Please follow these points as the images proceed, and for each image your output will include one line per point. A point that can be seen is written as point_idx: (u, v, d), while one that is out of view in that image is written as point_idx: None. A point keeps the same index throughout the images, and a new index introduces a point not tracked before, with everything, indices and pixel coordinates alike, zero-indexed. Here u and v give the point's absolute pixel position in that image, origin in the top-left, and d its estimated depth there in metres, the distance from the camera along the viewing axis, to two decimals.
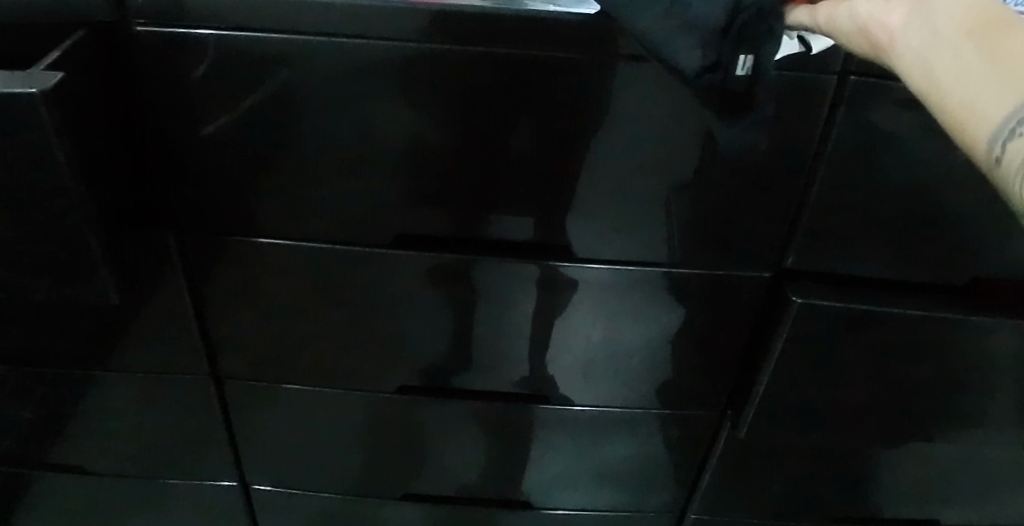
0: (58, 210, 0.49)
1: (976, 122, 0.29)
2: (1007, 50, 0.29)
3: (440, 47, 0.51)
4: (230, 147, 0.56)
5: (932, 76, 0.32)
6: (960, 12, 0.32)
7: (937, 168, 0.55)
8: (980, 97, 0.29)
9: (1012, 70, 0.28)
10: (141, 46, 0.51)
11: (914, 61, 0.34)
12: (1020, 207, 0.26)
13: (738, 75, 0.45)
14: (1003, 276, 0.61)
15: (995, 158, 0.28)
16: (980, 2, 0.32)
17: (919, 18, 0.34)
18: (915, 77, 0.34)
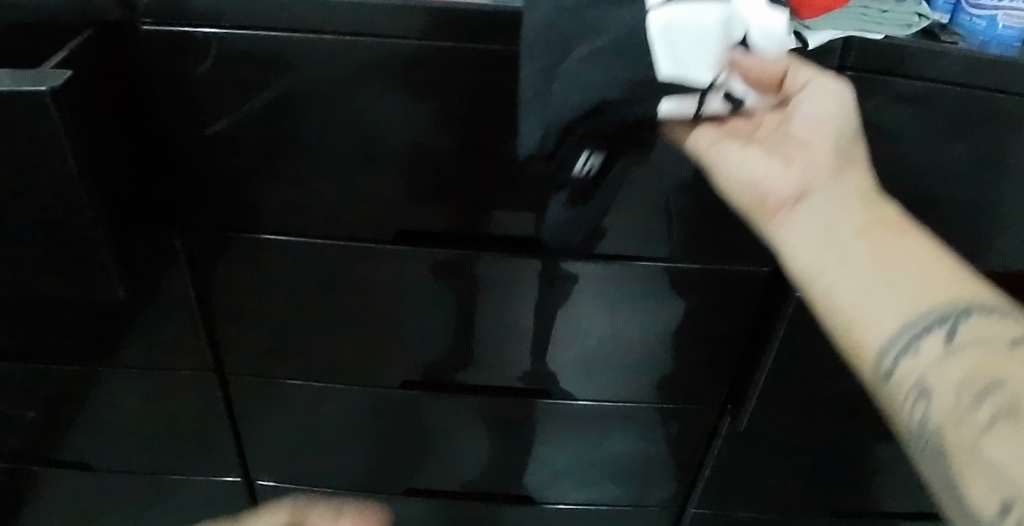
0: (68, 210, 0.50)
1: (865, 330, 0.40)
2: (890, 267, 0.40)
3: (445, 46, 0.52)
4: (235, 146, 0.56)
5: (828, 269, 0.42)
6: (855, 214, 0.42)
7: (932, 163, 0.56)
8: (871, 309, 0.40)
9: (898, 290, 0.40)
10: (148, 45, 0.52)
11: (807, 248, 0.43)
12: (897, 409, 0.38)
13: (577, 168, 0.51)
14: (1000, 270, 0.62)
15: (884, 371, 0.39)
16: (864, 209, 0.43)
17: (820, 209, 0.43)
18: (811, 262, 0.43)
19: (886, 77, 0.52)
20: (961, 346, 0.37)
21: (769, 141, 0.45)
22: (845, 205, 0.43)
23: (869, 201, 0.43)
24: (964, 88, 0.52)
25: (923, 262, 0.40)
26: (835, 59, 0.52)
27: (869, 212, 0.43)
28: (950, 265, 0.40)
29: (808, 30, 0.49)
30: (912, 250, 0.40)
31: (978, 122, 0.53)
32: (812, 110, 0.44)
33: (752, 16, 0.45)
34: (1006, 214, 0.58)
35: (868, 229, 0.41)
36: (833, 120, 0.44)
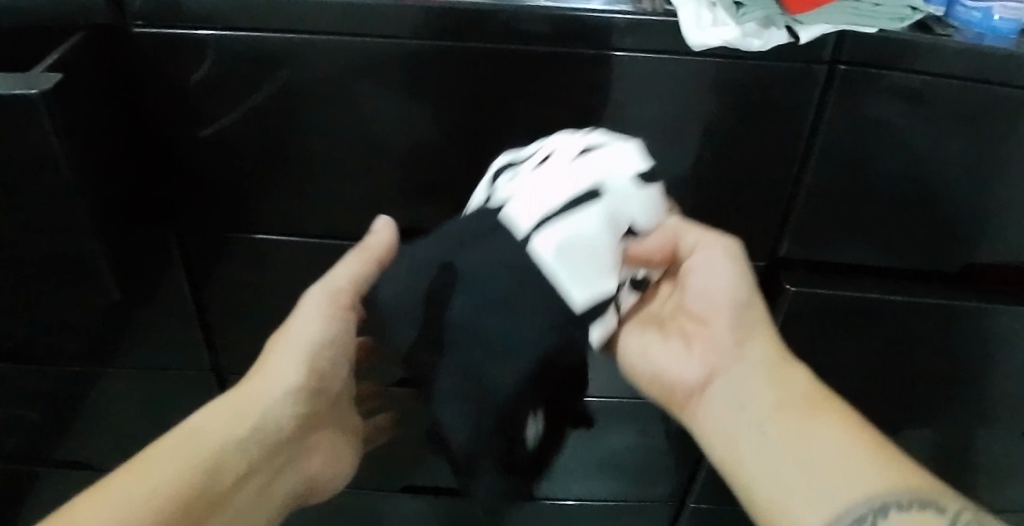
0: (63, 212, 0.50)
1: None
2: (793, 447, 0.48)
3: (436, 44, 0.52)
4: (229, 148, 0.57)
5: (754, 475, 0.49)
6: (758, 389, 0.51)
7: (929, 156, 0.55)
8: (792, 514, 0.46)
9: (806, 480, 0.46)
10: (141, 47, 0.52)
11: (722, 432, 0.52)
12: None
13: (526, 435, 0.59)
14: (998, 263, 0.61)
15: None
16: (763, 377, 0.52)
17: (727, 392, 0.53)
18: (723, 447, 0.52)
19: (880, 70, 0.52)
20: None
21: (678, 328, 0.55)
22: (757, 363, 0.52)
23: (775, 375, 0.51)
24: (959, 81, 0.52)
25: (840, 449, 0.46)
26: (829, 53, 0.51)
27: (772, 380, 0.51)
28: (846, 416, 0.48)
29: (801, 24, 0.50)
30: (822, 421, 0.48)
31: (975, 114, 0.53)
32: (711, 276, 0.51)
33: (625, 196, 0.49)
34: (1003, 207, 0.57)
35: (783, 414, 0.50)
36: (730, 290, 0.52)
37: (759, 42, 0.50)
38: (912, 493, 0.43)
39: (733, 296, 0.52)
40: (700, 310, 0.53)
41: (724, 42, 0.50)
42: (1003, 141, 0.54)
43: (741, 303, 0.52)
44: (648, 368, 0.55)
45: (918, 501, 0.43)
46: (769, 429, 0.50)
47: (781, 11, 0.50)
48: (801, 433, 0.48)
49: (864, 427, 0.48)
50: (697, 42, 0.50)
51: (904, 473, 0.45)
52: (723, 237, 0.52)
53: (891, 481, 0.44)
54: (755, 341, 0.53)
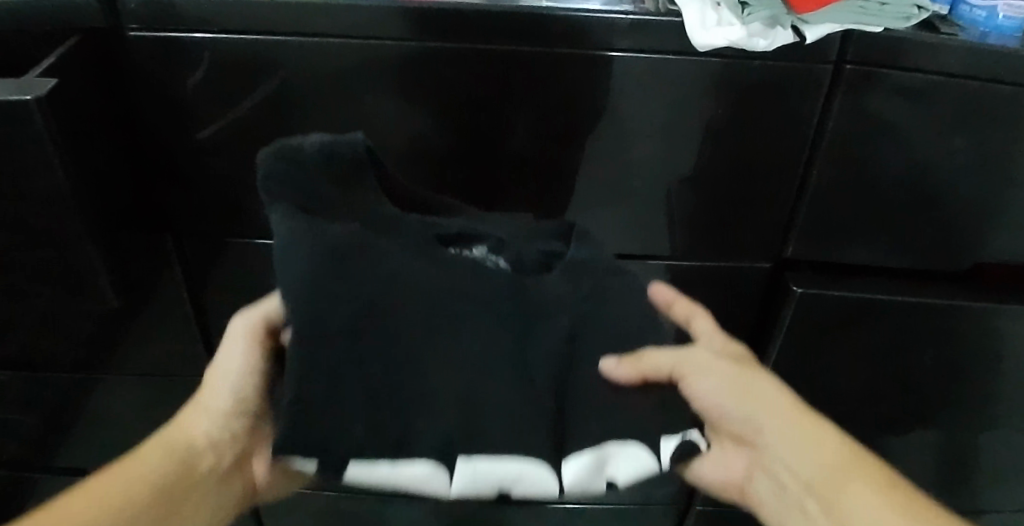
0: (59, 220, 0.49)
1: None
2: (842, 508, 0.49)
3: (437, 46, 0.51)
4: (227, 152, 0.56)
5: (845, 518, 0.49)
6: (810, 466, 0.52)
7: (936, 156, 0.55)
8: None
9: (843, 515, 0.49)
10: (136, 51, 0.51)
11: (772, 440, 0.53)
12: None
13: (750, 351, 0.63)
14: (1003, 262, 0.61)
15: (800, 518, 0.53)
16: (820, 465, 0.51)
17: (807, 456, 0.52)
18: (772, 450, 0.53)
19: (885, 69, 0.51)
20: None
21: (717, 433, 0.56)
22: (804, 453, 0.52)
23: (810, 447, 0.52)
24: (966, 80, 0.51)
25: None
26: (834, 53, 0.51)
27: (823, 471, 0.51)
28: (882, 484, 0.50)
29: (806, 24, 0.49)
30: (850, 488, 0.50)
31: (982, 113, 0.53)
32: (707, 386, 0.52)
33: (523, 480, 0.45)
34: (1010, 206, 0.57)
35: (821, 485, 0.51)
36: (763, 396, 0.53)
37: (766, 41, 0.50)
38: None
39: (761, 400, 0.53)
40: (737, 428, 0.54)
41: (730, 42, 0.49)
42: (1010, 140, 0.54)
43: (781, 428, 0.53)
44: (714, 467, 0.57)
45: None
46: (810, 503, 0.51)
47: (787, 11, 0.50)
48: (838, 508, 0.50)
49: (892, 488, 0.49)
50: (702, 41, 0.49)
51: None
52: (710, 370, 0.52)
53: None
54: (778, 423, 0.53)
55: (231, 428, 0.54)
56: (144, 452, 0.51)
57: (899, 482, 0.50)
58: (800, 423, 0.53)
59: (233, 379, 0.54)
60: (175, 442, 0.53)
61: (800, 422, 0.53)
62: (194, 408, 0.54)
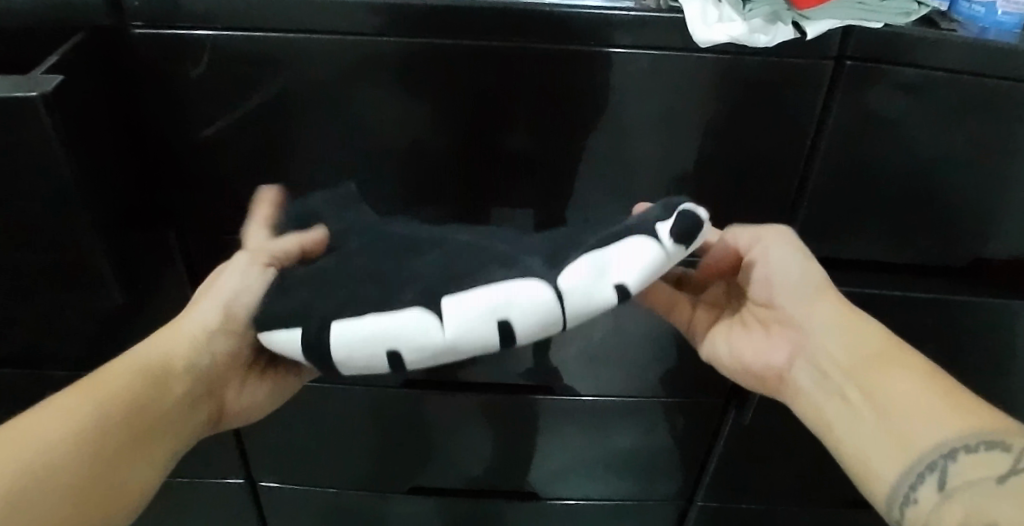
0: (64, 215, 0.49)
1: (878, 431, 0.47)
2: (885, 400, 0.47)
3: (439, 42, 0.51)
4: (230, 149, 0.56)
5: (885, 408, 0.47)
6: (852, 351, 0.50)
7: (936, 150, 0.55)
8: (877, 442, 0.47)
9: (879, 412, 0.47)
10: (140, 48, 0.51)
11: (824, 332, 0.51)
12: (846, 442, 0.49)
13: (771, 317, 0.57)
14: (1004, 257, 0.61)
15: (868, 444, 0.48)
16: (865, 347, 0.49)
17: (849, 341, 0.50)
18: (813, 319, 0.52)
19: (885, 65, 0.52)
20: (957, 483, 0.43)
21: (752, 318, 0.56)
22: (849, 329, 0.50)
23: (856, 334, 0.50)
24: (966, 76, 0.52)
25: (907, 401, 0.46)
26: (835, 48, 0.51)
27: (858, 345, 0.50)
28: (924, 366, 0.48)
29: (807, 20, 0.50)
30: (894, 369, 0.48)
31: (982, 108, 0.53)
32: (772, 267, 0.53)
33: (512, 304, 0.43)
34: (1010, 200, 0.57)
35: (856, 368, 0.49)
36: (794, 272, 0.53)
37: (766, 37, 0.50)
38: (984, 434, 0.43)
39: (799, 277, 0.53)
40: (764, 299, 0.54)
41: (731, 37, 0.49)
42: (1010, 135, 0.54)
43: (823, 308, 0.52)
44: (753, 351, 0.55)
45: (984, 441, 0.43)
46: (847, 389, 0.49)
47: (787, 8, 0.51)
48: (872, 389, 0.48)
49: (934, 378, 0.47)
50: (703, 37, 0.49)
51: (975, 419, 0.44)
52: (759, 248, 0.54)
53: (964, 427, 0.44)
54: (822, 301, 0.52)
55: (215, 353, 0.51)
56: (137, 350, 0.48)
57: (943, 372, 0.48)
58: (832, 299, 0.52)
59: (246, 296, 0.52)
60: (151, 358, 0.48)
61: (840, 305, 0.52)
62: (191, 325, 0.50)
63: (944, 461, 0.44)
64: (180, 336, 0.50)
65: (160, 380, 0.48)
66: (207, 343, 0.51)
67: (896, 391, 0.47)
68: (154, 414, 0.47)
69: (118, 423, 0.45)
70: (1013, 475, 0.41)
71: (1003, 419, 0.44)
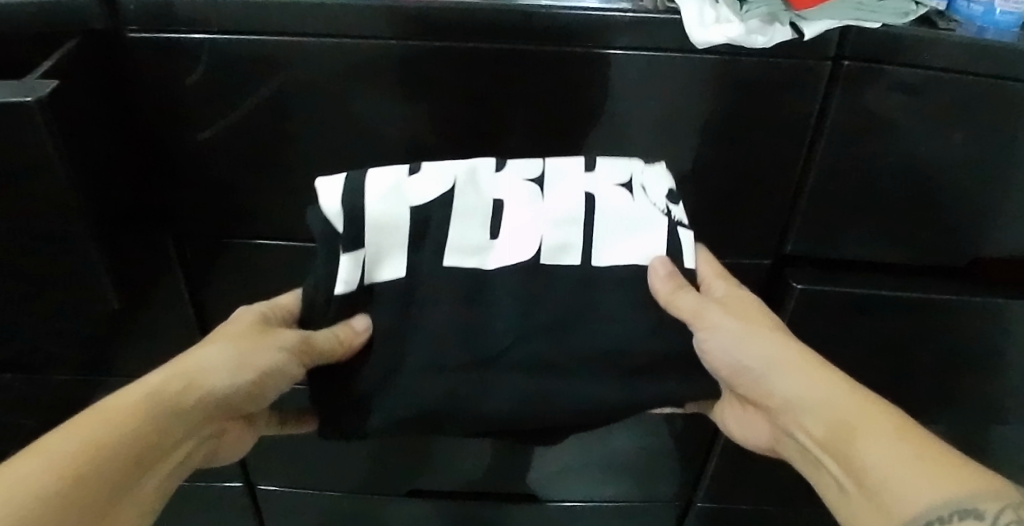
0: (60, 221, 0.49)
1: (860, 510, 0.45)
2: (863, 473, 0.44)
3: (435, 46, 0.51)
4: (227, 152, 0.56)
5: (862, 479, 0.44)
6: (825, 422, 0.48)
7: (935, 151, 0.55)
8: (858, 517, 0.45)
9: (861, 487, 0.44)
10: (135, 52, 0.51)
11: (799, 404, 0.50)
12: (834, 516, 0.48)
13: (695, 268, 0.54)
14: (1002, 256, 0.61)
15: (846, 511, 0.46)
16: (835, 419, 0.47)
17: (819, 413, 0.49)
18: (783, 387, 0.51)
19: (882, 65, 0.51)
20: None
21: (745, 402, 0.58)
22: (814, 403, 0.49)
23: (821, 408, 0.48)
24: (962, 76, 0.51)
25: (880, 466, 0.43)
26: (833, 48, 0.51)
27: (825, 419, 0.48)
28: (894, 425, 0.45)
29: (804, 21, 0.50)
30: (864, 429, 0.45)
31: (981, 108, 0.53)
32: (739, 350, 0.52)
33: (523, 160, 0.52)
34: (1008, 200, 0.57)
35: (830, 437, 0.47)
36: (760, 355, 0.52)
37: (764, 38, 0.49)
38: (956, 501, 0.40)
39: (760, 358, 0.52)
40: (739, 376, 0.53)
41: (728, 39, 0.49)
42: (1008, 135, 0.54)
43: (790, 383, 0.51)
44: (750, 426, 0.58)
45: (956, 511, 0.40)
46: (827, 460, 0.48)
47: (785, 8, 0.50)
48: (848, 458, 0.46)
49: (906, 437, 0.44)
50: (700, 39, 0.49)
51: (949, 482, 0.41)
52: (718, 329, 0.52)
53: (940, 494, 0.41)
54: (789, 379, 0.51)
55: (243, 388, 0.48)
56: (181, 358, 0.47)
57: (916, 425, 0.45)
58: (797, 369, 0.51)
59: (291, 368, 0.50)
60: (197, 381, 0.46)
61: (808, 372, 0.50)
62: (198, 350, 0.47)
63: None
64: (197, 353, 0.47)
65: (187, 401, 0.45)
66: (225, 378, 0.47)
67: (866, 462, 0.44)
68: (125, 455, 0.41)
69: (134, 446, 0.41)
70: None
71: (977, 478, 0.41)
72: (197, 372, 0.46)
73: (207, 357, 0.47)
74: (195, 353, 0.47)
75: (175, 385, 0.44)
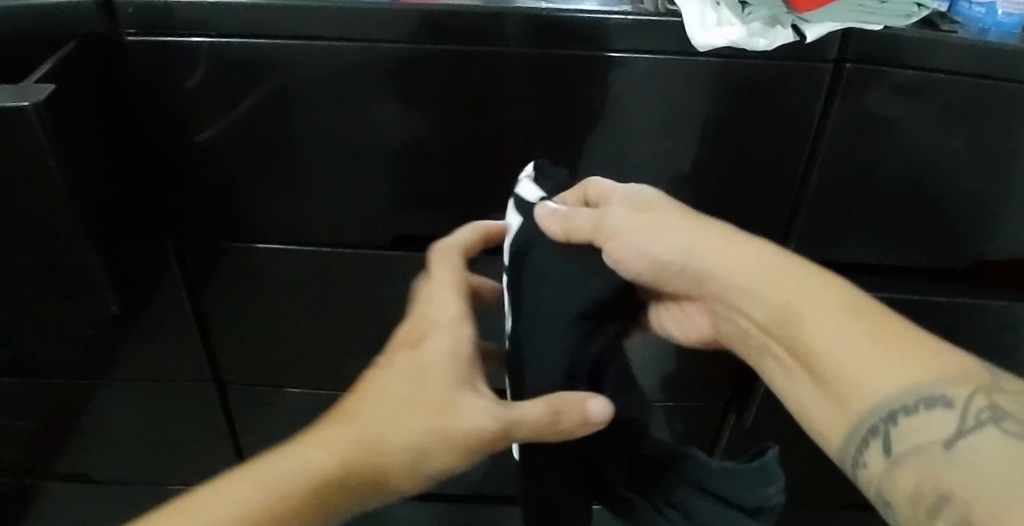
0: (57, 224, 0.49)
1: (820, 404, 0.40)
2: (819, 362, 0.39)
3: (435, 48, 0.51)
4: (226, 155, 0.55)
5: (818, 368, 0.39)
6: (769, 305, 0.41)
7: (936, 153, 0.55)
8: (817, 408, 0.40)
9: (819, 377, 0.39)
10: (134, 55, 0.51)
11: (737, 286, 0.43)
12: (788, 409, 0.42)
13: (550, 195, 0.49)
14: (1004, 258, 0.61)
15: (802, 405, 0.41)
16: (779, 301, 0.41)
17: (761, 296, 0.42)
18: (715, 271, 0.43)
19: (883, 67, 0.51)
20: (902, 450, 0.36)
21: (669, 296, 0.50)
22: (753, 284, 0.42)
23: (759, 290, 0.42)
24: (964, 78, 0.51)
25: (834, 354, 0.38)
26: (835, 51, 0.51)
27: (766, 303, 0.41)
28: (844, 307, 0.39)
29: (806, 23, 0.50)
30: (811, 313, 0.39)
31: (983, 110, 0.52)
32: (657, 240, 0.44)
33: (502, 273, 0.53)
34: (1010, 202, 0.57)
35: (779, 323, 0.41)
36: (674, 238, 0.44)
37: (766, 40, 0.50)
38: (924, 388, 0.35)
39: (678, 240, 0.44)
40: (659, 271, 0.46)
41: (730, 41, 0.49)
42: (1010, 137, 0.53)
43: (716, 263, 0.43)
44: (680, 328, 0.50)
45: (924, 400, 0.35)
46: (772, 344, 0.42)
47: (787, 11, 0.50)
48: (796, 344, 0.40)
49: (859, 320, 0.38)
50: (701, 41, 0.49)
51: (913, 370, 0.36)
52: (625, 235, 0.45)
53: (904, 382, 0.36)
54: (715, 258, 0.43)
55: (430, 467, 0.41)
56: (353, 421, 0.40)
57: (868, 302, 0.39)
58: (723, 241, 0.43)
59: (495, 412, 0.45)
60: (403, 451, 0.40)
61: (734, 248, 0.43)
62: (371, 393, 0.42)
63: (886, 424, 0.36)
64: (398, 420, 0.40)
65: (343, 482, 0.38)
66: (425, 459, 0.40)
67: (821, 349, 0.38)
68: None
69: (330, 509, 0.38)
70: (960, 438, 0.33)
71: (941, 363, 0.36)
72: (386, 441, 0.40)
73: (481, 426, 0.41)
74: (462, 403, 0.42)
75: (419, 451, 0.40)
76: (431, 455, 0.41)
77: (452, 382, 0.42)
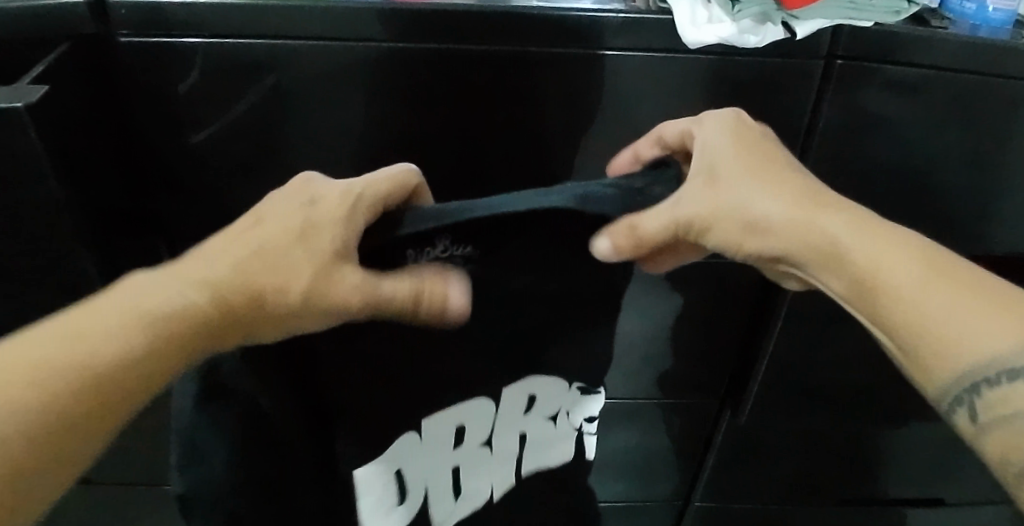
0: (51, 225, 0.49)
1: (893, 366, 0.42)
2: (900, 332, 0.39)
3: (429, 47, 0.51)
4: (219, 155, 0.56)
5: (898, 335, 0.39)
6: (843, 280, 0.42)
7: (928, 149, 0.55)
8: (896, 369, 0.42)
9: (901, 352, 0.40)
10: (127, 55, 0.51)
11: (815, 252, 0.42)
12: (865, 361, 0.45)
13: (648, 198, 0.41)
14: (996, 253, 0.61)
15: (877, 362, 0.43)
16: (852, 272, 0.41)
17: (836, 271, 0.42)
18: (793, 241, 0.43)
19: (876, 64, 0.52)
20: (988, 415, 0.37)
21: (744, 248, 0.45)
22: (830, 256, 0.42)
23: (837, 263, 0.42)
24: (955, 74, 0.52)
25: (915, 326, 0.38)
26: (825, 48, 0.51)
27: (846, 274, 0.41)
28: (923, 261, 0.39)
29: (796, 19, 0.49)
30: (894, 274, 0.39)
31: (974, 107, 0.53)
32: (743, 197, 0.43)
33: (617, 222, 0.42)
34: (1003, 198, 0.57)
35: (854, 298, 0.42)
36: (762, 202, 0.43)
37: (756, 37, 0.50)
38: (1004, 358, 0.36)
39: (770, 208, 0.43)
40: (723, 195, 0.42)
41: (720, 39, 0.49)
42: (1000, 134, 0.54)
43: (799, 240, 0.42)
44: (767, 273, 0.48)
45: (1008, 370, 0.36)
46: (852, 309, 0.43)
47: (777, 7, 0.49)
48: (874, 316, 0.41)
49: (940, 285, 0.38)
50: (692, 38, 0.49)
51: (1001, 336, 0.36)
52: (717, 186, 0.43)
53: (984, 349, 0.37)
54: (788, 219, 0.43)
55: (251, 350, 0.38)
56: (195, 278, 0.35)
57: (939, 252, 0.40)
58: (807, 217, 0.42)
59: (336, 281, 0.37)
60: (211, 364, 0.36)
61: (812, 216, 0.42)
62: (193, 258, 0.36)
63: (970, 395, 0.37)
64: (244, 278, 0.35)
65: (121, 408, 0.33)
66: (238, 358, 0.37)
67: (901, 325, 0.39)
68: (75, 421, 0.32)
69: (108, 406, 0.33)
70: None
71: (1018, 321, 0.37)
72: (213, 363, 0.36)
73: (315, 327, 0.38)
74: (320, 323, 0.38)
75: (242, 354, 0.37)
76: (294, 302, 0.36)
77: (326, 247, 0.36)
